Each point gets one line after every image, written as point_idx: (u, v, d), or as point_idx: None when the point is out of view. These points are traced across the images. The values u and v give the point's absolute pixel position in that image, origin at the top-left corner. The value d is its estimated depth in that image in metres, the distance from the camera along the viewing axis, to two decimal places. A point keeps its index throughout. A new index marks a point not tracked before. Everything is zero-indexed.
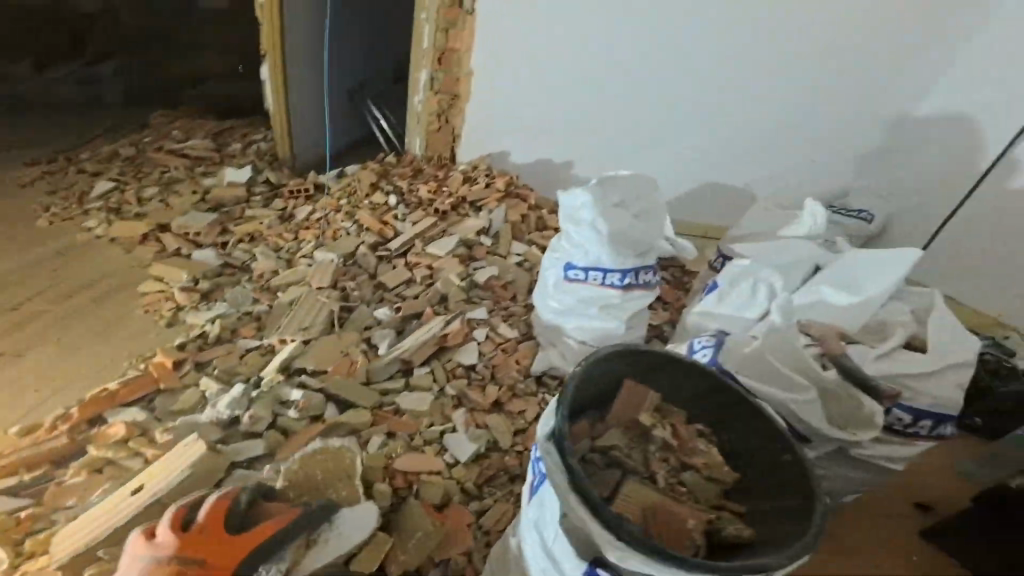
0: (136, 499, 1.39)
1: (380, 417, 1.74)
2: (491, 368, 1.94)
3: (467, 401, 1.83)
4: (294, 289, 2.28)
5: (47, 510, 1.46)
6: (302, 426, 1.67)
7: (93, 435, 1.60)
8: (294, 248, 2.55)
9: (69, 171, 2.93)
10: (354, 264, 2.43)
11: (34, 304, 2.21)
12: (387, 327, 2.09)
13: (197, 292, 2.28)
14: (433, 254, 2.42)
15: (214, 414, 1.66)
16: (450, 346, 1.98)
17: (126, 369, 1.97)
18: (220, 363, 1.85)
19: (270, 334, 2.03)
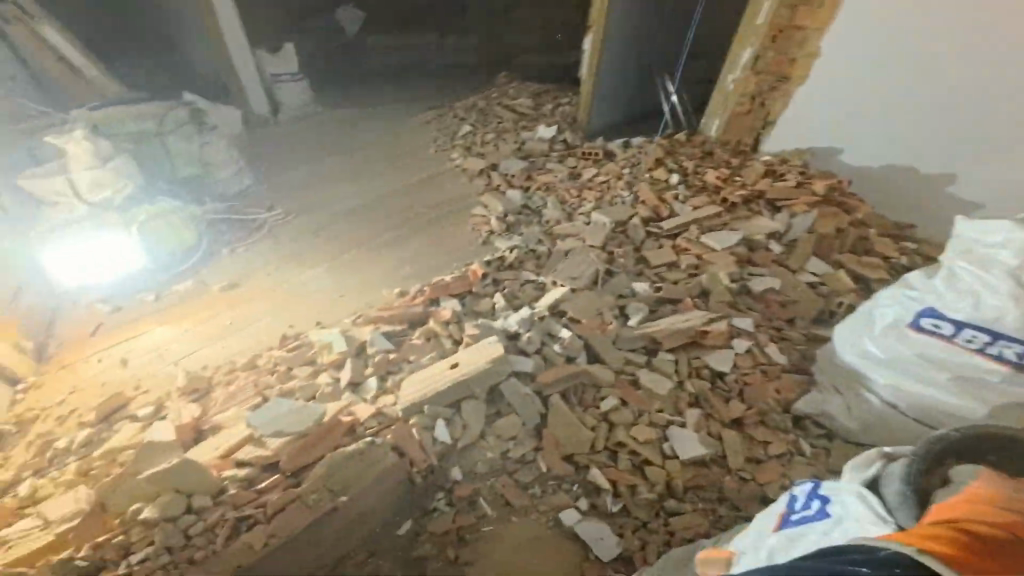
0: (450, 374, 1.67)
1: (620, 383, 1.75)
2: (742, 384, 1.85)
3: (703, 404, 1.78)
4: (570, 241, 2.57)
5: (398, 360, 1.83)
6: (560, 361, 1.73)
7: (431, 313, 2.03)
8: (578, 205, 2.83)
9: (442, 107, 3.71)
10: (622, 232, 2.63)
11: (407, 201, 2.96)
12: (641, 302, 2.20)
13: (505, 223, 2.78)
14: (707, 246, 2.50)
15: (504, 325, 1.86)
16: (702, 343, 1.93)
17: (454, 268, 2.52)
18: (509, 286, 2.28)
19: (545, 273, 2.37)
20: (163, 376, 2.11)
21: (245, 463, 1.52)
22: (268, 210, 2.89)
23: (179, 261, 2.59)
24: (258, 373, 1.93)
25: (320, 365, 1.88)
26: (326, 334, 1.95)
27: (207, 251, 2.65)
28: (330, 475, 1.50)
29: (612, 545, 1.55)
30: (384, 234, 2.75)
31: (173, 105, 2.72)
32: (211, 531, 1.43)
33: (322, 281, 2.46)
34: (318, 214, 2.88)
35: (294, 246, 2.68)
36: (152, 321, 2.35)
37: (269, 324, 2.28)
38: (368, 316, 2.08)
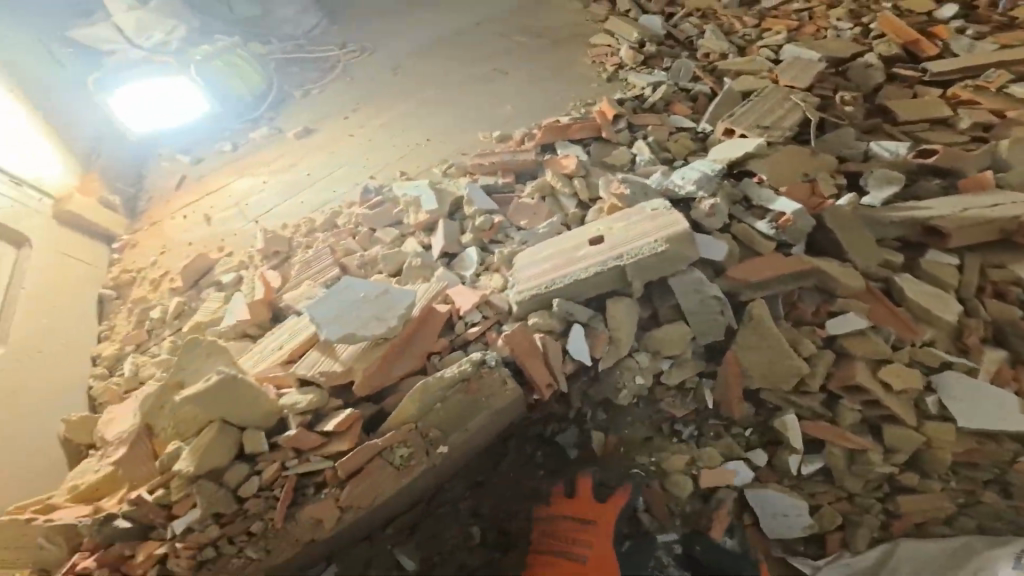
0: (600, 252, 1.00)
1: (866, 293, 1.08)
2: None
3: (1009, 345, 1.06)
4: (751, 78, 1.68)
5: (505, 225, 1.29)
6: (767, 249, 1.06)
7: (548, 161, 1.44)
8: (752, 36, 1.90)
9: None
10: (843, 74, 1.67)
11: (504, 29, 2.18)
12: (888, 169, 1.33)
13: (640, 54, 1.92)
14: (1022, 97, 1.50)
15: (672, 184, 1.16)
16: (1017, 245, 1.14)
17: (571, 110, 1.79)
18: (653, 133, 1.54)
19: (710, 121, 1.58)
20: (244, 235, 1.59)
21: (308, 382, 0.94)
22: (344, 47, 2.23)
23: (252, 107, 2.03)
24: (336, 232, 1.43)
25: (404, 229, 1.38)
26: (411, 187, 1.45)
27: (280, 95, 2.07)
28: (426, 410, 0.91)
29: (799, 527, 1.03)
30: (477, 67, 2.03)
31: None
32: (272, 493, 0.86)
33: (407, 127, 1.83)
34: (394, 48, 2.19)
35: (363, 83, 2.06)
36: (230, 172, 1.80)
37: (337, 179, 1.69)
38: (463, 166, 1.55)
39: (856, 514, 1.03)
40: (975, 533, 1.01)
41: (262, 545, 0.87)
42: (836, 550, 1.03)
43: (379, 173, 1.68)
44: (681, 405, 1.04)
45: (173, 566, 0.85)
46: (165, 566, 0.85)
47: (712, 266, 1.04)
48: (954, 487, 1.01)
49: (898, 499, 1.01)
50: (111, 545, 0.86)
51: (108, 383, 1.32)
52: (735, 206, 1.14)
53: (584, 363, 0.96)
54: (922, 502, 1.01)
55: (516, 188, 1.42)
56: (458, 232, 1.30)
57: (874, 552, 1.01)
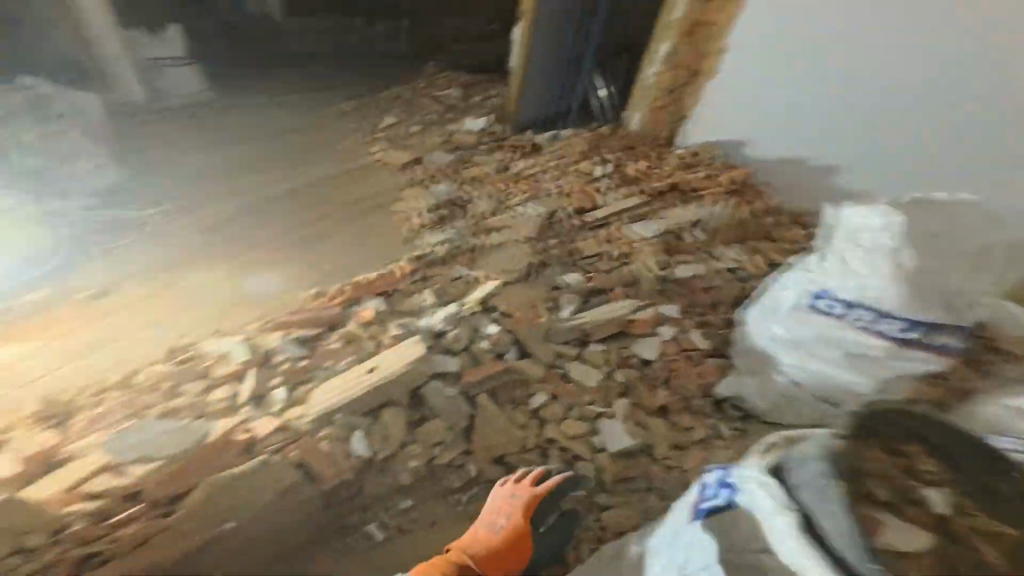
0: (370, 380, 1.53)
1: (551, 377, 1.69)
2: (668, 371, 1.79)
3: (633, 395, 1.72)
4: (504, 233, 2.42)
5: (312, 366, 1.64)
6: (489, 359, 1.64)
7: (350, 313, 1.84)
8: (505, 197, 2.65)
9: (363, 91, 3.43)
10: (552, 226, 2.46)
11: (307, 199, 2.65)
12: (573, 295, 2.11)
13: (432, 217, 2.55)
14: (635, 234, 2.38)
15: (429, 324, 1.73)
16: (631, 333, 1.89)
17: (370, 266, 2.30)
18: (436, 283, 2.13)
19: (477, 268, 2.24)
20: (10, 405, 1.64)
21: (119, 474, 1.39)
22: (156, 207, 2.50)
23: (46, 272, 2.15)
24: (136, 392, 1.61)
25: (215, 379, 1.61)
26: (223, 342, 1.72)
27: (75, 258, 2.23)
28: (222, 482, 1.39)
29: (550, 550, 1.42)
30: (291, 230, 2.47)
31: None
32: (118, 538, 1.34)
33: (228, 283, 2.15)
34: (228, 206, 2.55)
35: (177, 247, 2.33)
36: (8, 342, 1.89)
37: (150, 340, 1.89)
38: (279, 318, 1.85)
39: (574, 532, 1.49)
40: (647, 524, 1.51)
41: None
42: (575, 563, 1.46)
43: (196, 329, 1.94)
44: (453, 480, 1.51)
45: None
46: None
47: (454, 375, 1.58)
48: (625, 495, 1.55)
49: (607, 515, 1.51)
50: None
51: None
52: (472, 333, 1.71)
53: (363, 454, 1.47)
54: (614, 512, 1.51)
55: (321, 338, 1.76)
56: (268, 376, 1.62)
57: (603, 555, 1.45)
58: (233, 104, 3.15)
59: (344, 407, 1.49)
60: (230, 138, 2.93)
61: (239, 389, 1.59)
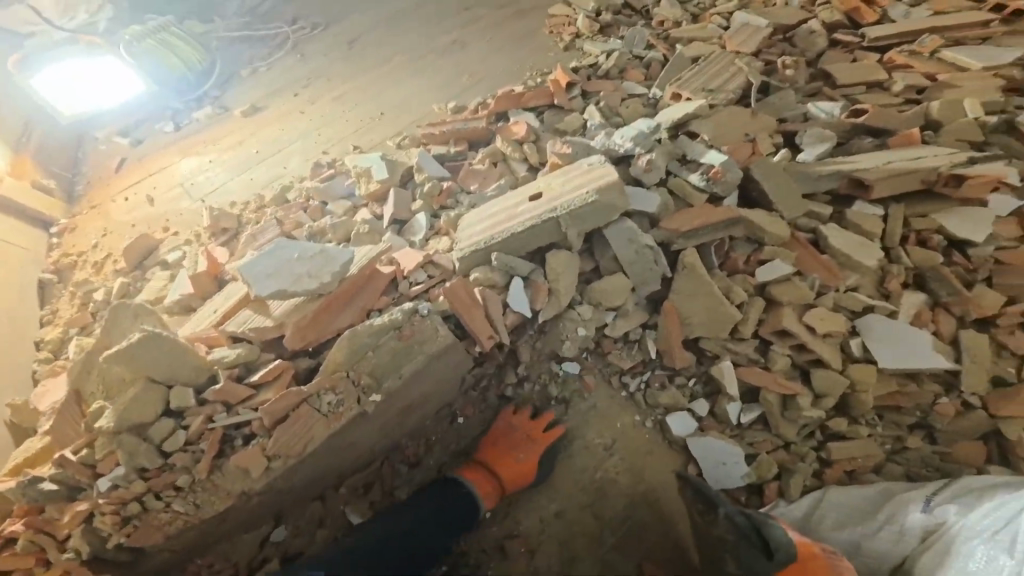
0: (537, 208, 1.01)
1: (794, 242, 1.12)
2: (996, 262, 1.14)
3: (929, 289, 1.13)
4: (702, 46, 1.57)
5: (455, 190, 1.25)
6: (700, 201, 1.09)
7: (498, 129, 1.36)
8: (706, 4, 1.74)
9: None
10: (788, 41, 1.57)
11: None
12: (826, 130, 1.31)
13: (596, 23, 1.74)
14: (952, 64, 1.45)
15: (609, 145, 1.15)
16: (940, 195, 1.19)
17: (525, 79, 1.62)
18: (605, 98, 1.43)
19: (658, 86, 1.49)
20: (189, 214, 1.60)
21: (239, 339, 0.98)
22: (293, 22, 2.16)
23: (194, 86, 1.98)
24: (286, 206, 1.41)
25: (357, 202, 1.36)
26: (364, 158, 1.40)
27: (225, 73, 2.04)
28: (357, 358, 0.93)
29: (737, 475, 1.07)
30: (428, 39, 1.85)
31: None
32: (198, 447, 0.89)
33: (360, 99, 1.73)
34: (360, 16, 2.08)
35: (313, 62, 1.99)
36: (176, 151, 1.81)
37: (289, 156, 1.66)
38: (416, 136, 1.47)
39: (791, 463, 1.08)
40: (905, 478, 1.07)
41: (191, 499, 0.89)
42: (773, 498, 1.07)
43: (332, 147, 1.62)
44: (628, 359, 1.09)
45: (99, 523, 0.87)
46: (91, 523, 0.88)
47: (647, 216, 1.06)
48: (882, 433, 1.09)
49: (830, 447, 1.07)
50: (43, 509, 0.89)
51: (53, 364, 1.27)
52: (670, 160, 1.15)
53: (524, 313, 0.99)
54: (850, 447, 1.07)
55: (469, 156, 1.35)
56: (408, 201, 1.26)
57: (808, 498, 1.04)
58: None
59: (503, 244, 0.99)
60: None
61: (378, 214, 1.28)
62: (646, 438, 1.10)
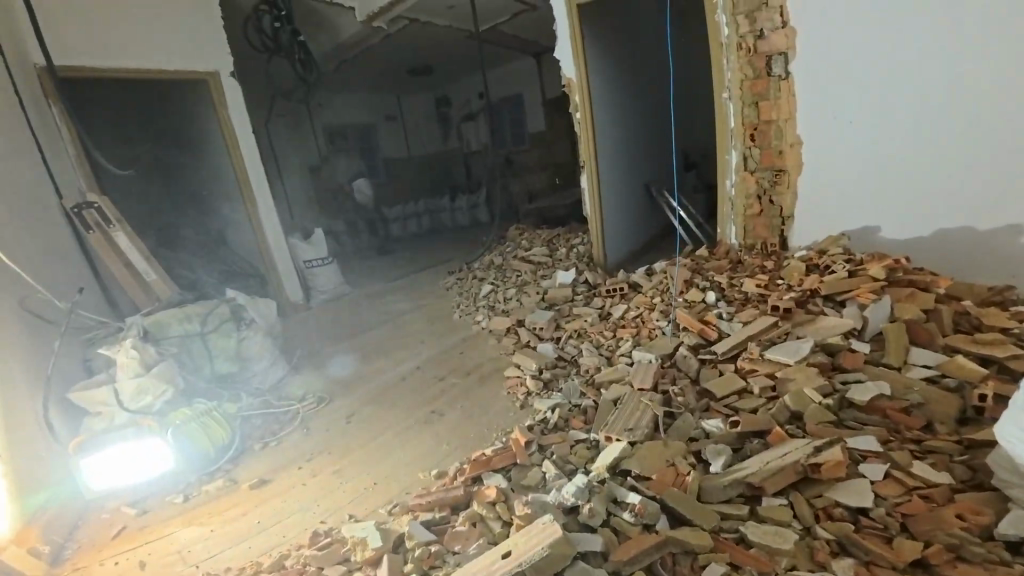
0: (507, 564, 1.24)
1: (723, 544, 1.37)
2: (901, 516, 1.40)
3: (852, 552, 1.33)
4: (616, 386, 2.08)
5: (441, 551, 1.47)
6: (636, 532, 1.37)
7: (473, 493, 1.67)
8: (613, 345, 2.36)
9: (462, 272, 3.54)
10: (674, 366, 2.14)
11: (437, 370, 2.56)
12: (720, 443, 1.70)
13: (541, 379, 2.28)
14: (778, 361, 1.97)
15: (558, 497, 1.49)
16: (819, 479, 1.50)
17: (493, 440, 2.04)
18: (557, 449, 1.82)
19: (595, 427, 1.89)
20: None
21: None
22: (302, 399, 2.53)
23: (212, 460, 2.18)
24: (283, 573, 1.56)
25: (352, 565, 1.53)
26: (359, 526, 1.63)
27: (240, 445, 2.28)
28: None
29: None
30: (415, 408, 2.34)
31: (216, 304, 2.59)
32: None
33: (358, 468, 2.05)
34: (357, 384, 2.58)
35: (313, 432, 2.31)
36: (175, 522, 1.94)
37: (288, 523, 1.85)
38: (406, 503, 1.76)
39: None
40: None
41: None
42: None
43: (329, 514, 1.86)
44: None
45: None
46: None
47: (598, 552, 1.31)
48: None
49: None
50: None
51: None
52: (609, 503, 1.47)
53: None
54: None
55: (452, 518, 1.62)
56: (400, 565, 1.46)
57: None
58: (359, 304, 3.49)
59: None
60: (355, 328, 3.14)
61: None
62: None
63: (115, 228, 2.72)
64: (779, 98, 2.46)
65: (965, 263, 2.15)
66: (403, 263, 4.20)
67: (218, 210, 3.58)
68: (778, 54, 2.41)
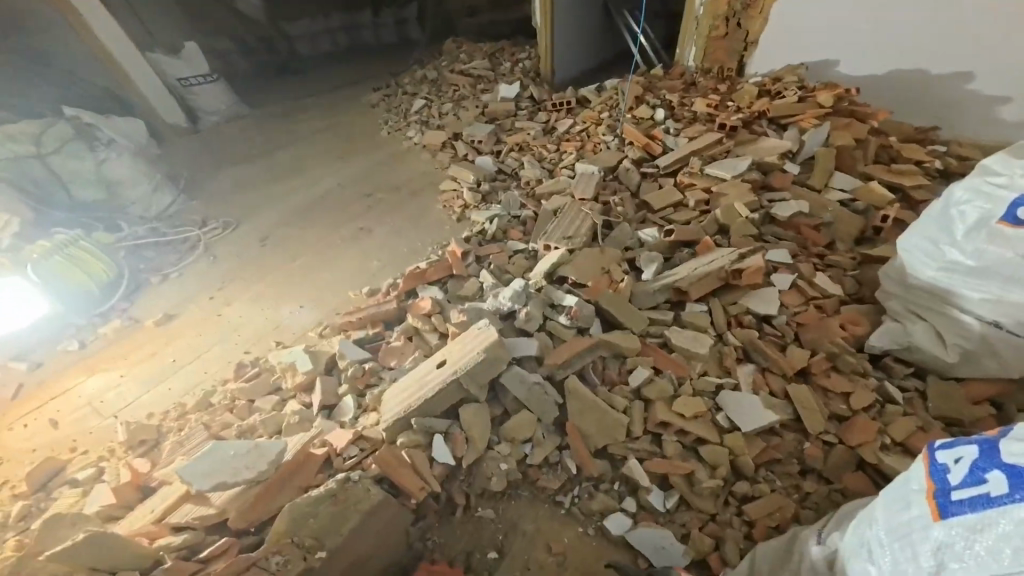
0: (443, 372, 1.25)
1: (648, 349, 1.44)
2: (795, 326, 1.55)
3: (753, 359, 1.48)
4: (557, 198, 1.94)
5: (376, 369, 1.45)
6: (570, 336, 1.40)
7: (407, 306, 1.60)
8: (556, 159, 2.16)
9: (389, 86, 2.95)
10: (616, 179, 1.99)
11: (362, 190, 2.28)
12: (653, 252, 1.71)
13: (479, 193, 2.10)
14: (715, 177, 1.92)
15: (495, 304, 1.47)
16: (737, 286, 1.60)
17: (427, 252, 1.97)
18: (495, 260, 1.74)
19: (534, 238, 1.82)
20: (103, 431, 1.57)
21: (183, 528, 1.09)
22: (202, 224, 2.20)
23: (98, 300, 1.93)
24: (211, 411, 1.49)
25: (284, 394, 1.48)
26: (286, 352, 1.55)
27: (133, 281, 2.01)
28: (298, 524, 1.05)
29: (678, 554, 1.20)
30: (339, 228, 2.12)
31: (50, 122, 2.13)
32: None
33: (281, 293, 1.90)
34: (269, 208, 2.25)
35: (223, 261, 2.06)
36: (78, 371, 1.76)
37: (210, 355, 1.74)
38: (335, 324, 1.68)
39: (721, 532, 1.23)
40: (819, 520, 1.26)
41: None
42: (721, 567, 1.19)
43: (252, 344, 1.76)
44: (554, 479, 1.25)
45: None
46: None
47: (532, 357, 1.35)
48: (782, 485, 1.31)
49: (747, 508, 1.25)
50: None
51: None
52: (545, 307, 1.46)
53: (449, 462, 1.19)
54: (765, 505, 1.25)
55: (385, 336, 1.57)
56: (334, 388, 1.43)
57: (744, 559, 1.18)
58: (263, 121, 2.94)
59: (419, 410, 1.21)
60: (260, 148, 2.66)
61: (307, 402, 1.43)
62: (593, 545, 1.21)
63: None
64: None
65: (898, 104, 2.14)
66: (315, 78, 3.51)
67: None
68: None
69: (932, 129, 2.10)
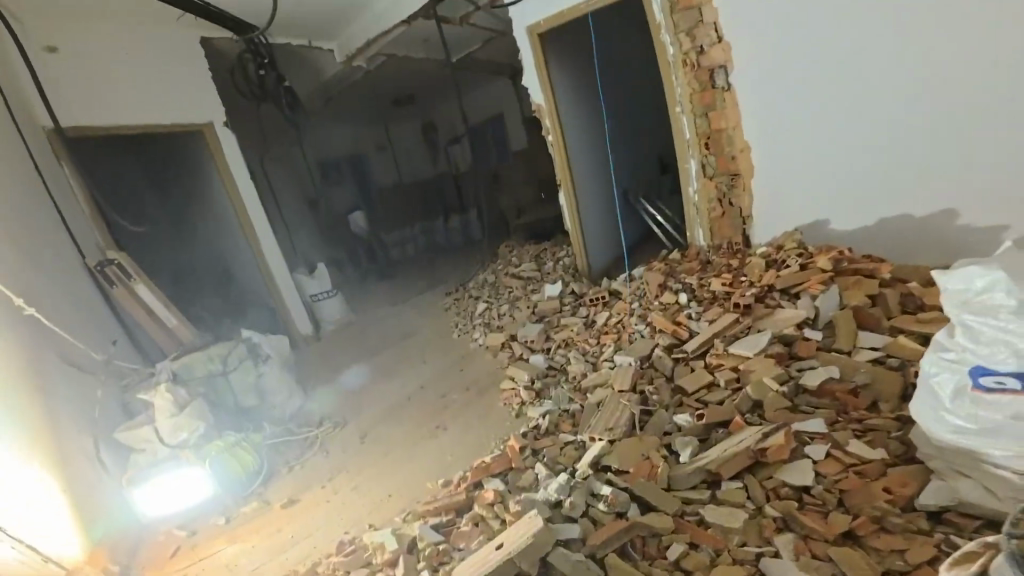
0: (498, 554, 1.51)
1: (684, 526, 1.61)
2: (837, 492, 1.64)
3: (795, 528, 1.58)
4: (600, 390, 2.34)
5: (448, 549, 1.74)
6: (609, 519, 1.64)
7: (475, 498, 1.93)
8: (597, 351, 2.61)
9: (459, 291, 3.79)
10: (651, 367, 2.36)
11: (440, 388, 2.81)
12: (689, 435, 1.95)
13: (534, 390, 2.52)
14: (739, 356, 2.21)
15: (545, 495, 1.76)
16: (768, 462, 1.75)
17: (493, 449, 2.28)
18: (548, 452, 2.08)
19: (583, 429, 2.15)
20: None
21: None
22: (319, 423, 2.79)
23: (244, 485, 2.44)
24: None
25: (375, 566, 1.79)
26: (377, 532, 1.90)
27: (268, 472, 2.54)
28: None
29: None
30: (422, 427, 2.58)
31: (233, 345, 2.78)
32: None
33: (377, 480, 2.32)
34: (368, 408, 2.82)
35: (332, 454, 2.56)
36: (220, 540, 2.23)
37: (317, 537, 2.11)
38: (417, 510, 2.02)
39: None
40: None
41: None
42: None
43: (350, 526, 2.12)
44: None
45: None
46: None
47: (576, 539, 1.58)
48: None
49: None
50: None
51: None
52: (588, 496, 1.73)
53: None
54: None
55: (456, 521, 1.88)
56: (414, 564, 1.72)
57: None
58: (364, 330, 3.75)
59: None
60: (363, 355, 3.40)
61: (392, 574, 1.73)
62: None
63: (136, 282, 2.96)
64: (726, 108, 2.70)
65: (901, 250, 2.35)
66: (401, 286, 4.45)
67: (228, 249, 3.82)
68: (720, 67, 2.65)
69: (944, 268, 2.20)
